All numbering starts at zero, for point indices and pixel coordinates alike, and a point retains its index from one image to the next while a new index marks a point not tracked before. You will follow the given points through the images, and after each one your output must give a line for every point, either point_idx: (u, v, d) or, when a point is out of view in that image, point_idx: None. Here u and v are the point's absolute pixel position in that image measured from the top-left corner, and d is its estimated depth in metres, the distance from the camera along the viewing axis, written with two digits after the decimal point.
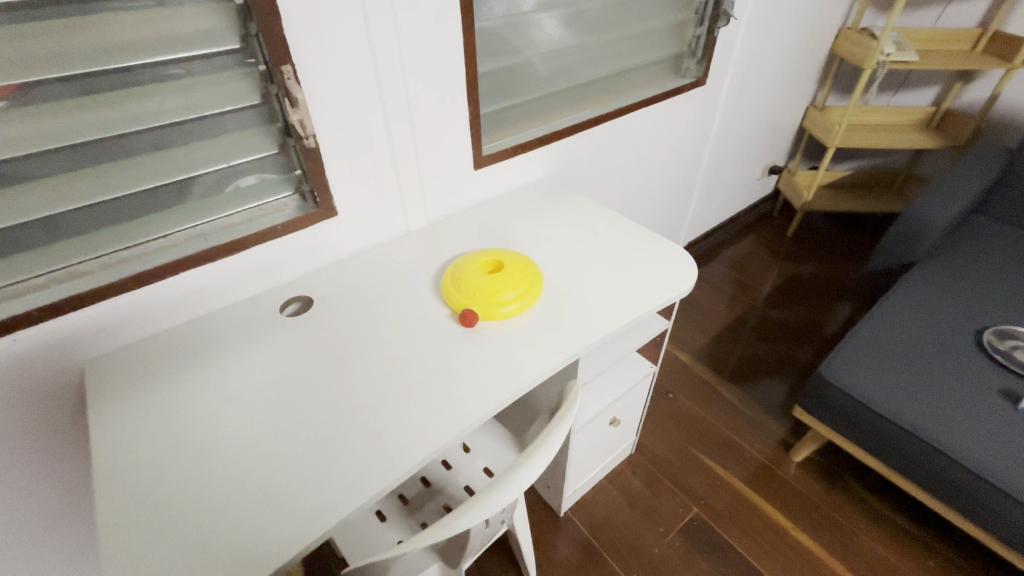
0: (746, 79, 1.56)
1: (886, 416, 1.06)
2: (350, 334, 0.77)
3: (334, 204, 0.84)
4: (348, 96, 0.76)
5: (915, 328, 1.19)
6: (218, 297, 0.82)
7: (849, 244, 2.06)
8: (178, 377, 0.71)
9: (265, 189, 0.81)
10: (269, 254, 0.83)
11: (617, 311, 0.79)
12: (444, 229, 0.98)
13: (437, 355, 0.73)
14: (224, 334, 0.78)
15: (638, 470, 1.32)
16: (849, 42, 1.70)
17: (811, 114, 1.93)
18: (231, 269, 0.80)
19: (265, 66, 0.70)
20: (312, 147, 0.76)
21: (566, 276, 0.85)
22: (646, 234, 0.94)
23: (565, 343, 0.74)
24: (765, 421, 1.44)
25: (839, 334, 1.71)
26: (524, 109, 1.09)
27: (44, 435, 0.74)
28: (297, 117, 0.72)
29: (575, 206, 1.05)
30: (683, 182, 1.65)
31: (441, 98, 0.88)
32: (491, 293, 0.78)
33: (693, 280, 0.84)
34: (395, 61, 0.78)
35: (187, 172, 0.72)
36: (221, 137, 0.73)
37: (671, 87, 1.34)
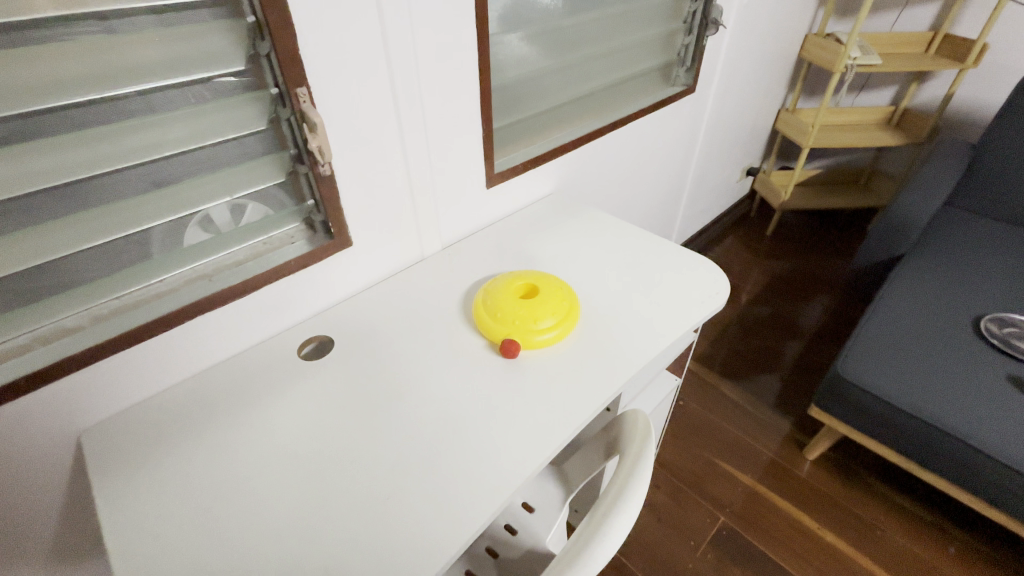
0: (729, 84, 1.59)
1: (905, 410, 1.08)
2: (384, 373, 0.72)
3: (349, 235, 0.78)
4: (365, 117, 0.71)
5: (915, 319, 1.23)
6: (223, 344, 0.73)
7: (825, 239, 2.14)
8: (193, 441, 0.63)
9: (273, 222, 0.74)
10: (280, 293, 0.76)
11: (660, 330, 0.76)
12: (461, 252, 0.94)
13: (483, 391, 0.68)
14: (238, 386, 0.70)
15: (659, 482, 1.30)
16: (816, 46, 1.77)
17: (784, 116, 1.99)
18: (239, 313, 0.73)
19: (276, 89, 0.64)
20: (327, 174, 0.70)
21: (601, 295, 0.83)
22: (670, 248, 0.93)
23: (614, 368, 0.71)
24: (773, 420, 1.45)
25: (828, 325, 1.77)
26: (530, 124, 1.07)
27: (43, 500, 0.66)
28: (315, 143, 0.66)
29: (591, 220, 1.02)
30: (673, 187, 1.67)
31: (456, 114, 0.83)
32: (530, 319, 0.74)
33: (727, 292, 0.84)
34: (413, 81, 0.74)
35: (188, 210, 0.65)
36: (225, 168, 0.66)
37: (663, 96, 1.35)
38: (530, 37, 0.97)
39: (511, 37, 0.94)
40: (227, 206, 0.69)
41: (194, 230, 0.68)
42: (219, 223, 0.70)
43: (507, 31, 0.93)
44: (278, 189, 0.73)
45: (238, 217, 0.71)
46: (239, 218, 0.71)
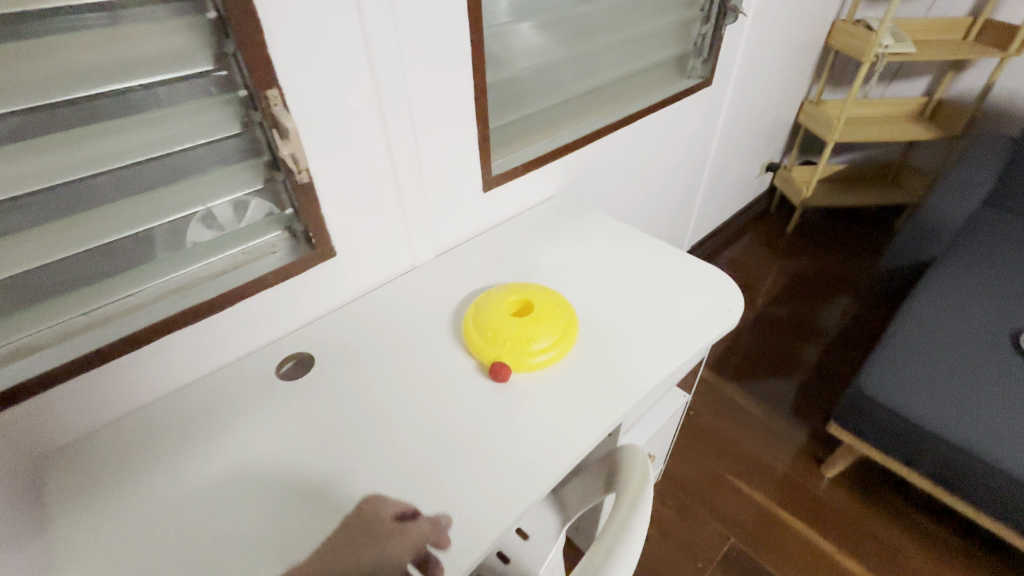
0: (749, 75, 1.49)
1: (933, 432, 1.00)
2: (367, 394, 0.67)
3: (332, 245, 0.73)
4: (345, 120, 0.65)
5: (946, 332, 1.14)
6: (200, 361, 0.70)
7: (849, 238, 2.03)
8: (163, 468, 0.60)
9: (251, 232, 0.69)
10: (259, 307, 0.71)
11: (666, 354, 0.70)
12: (455, 260, 0.88)
13: (470, 419, 0.63)
14: (215, 407, 0.67)
15: (666, 496, 1.24)
16: (845, 33, 1.66)
17: (807, 109, 1.88)
18: (217, 328, 0.69)
19: (245, 92, 0.59)
20: (305, 183, 0.65)
21: (603, 311, 0.77)
22: (679, 257, 0.87)
23: (614, 394, 0.65)
24: (790, 432, 1.38)
25: (850, 330, 1.67)
26: (532, 122, 1.01)
27: None
28: (286, 150, 0.61)
29: (595, 225, 0.96)
30: (688, 184, 1.58)
31: (447, 113, 0.77)
32: (522, 340, 0.68)
33: (740, 308, 0.77)
34: (398, 80, 0.68)
35: (157, 221, 0.60)
36: (196, 177, 0.61)
37: (677, 89, 1.27)
38: (536, 28, 0.90)
39: (511, 29, 0.87)
40: (231, 201, 0.65)
41: (196, 227, 0.65)
42: (221, 221, 0.66)
43: (506, 23, 0.86)
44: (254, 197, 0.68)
45: (240, 214, 0.67)
46: (242, 216, 0.68)
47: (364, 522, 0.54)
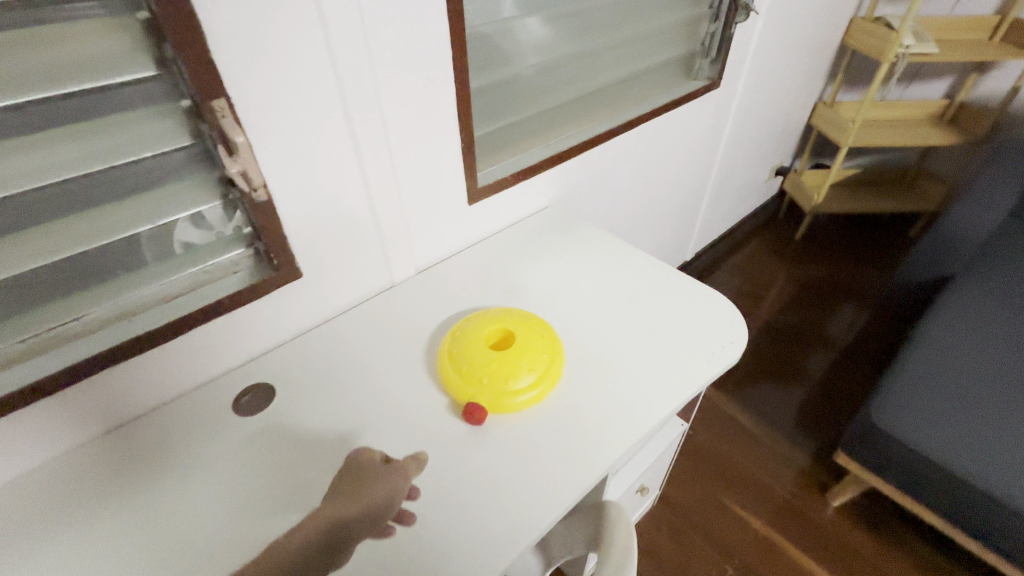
0: (760, 77, 1.41)
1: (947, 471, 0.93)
2: (332, 434, 0.61)
3: (297, 266, 0.67)
4: (308, 132, 0.59)
5: (963, 357, 1.07)
6: (146, 395, 0.63)
7: (861, 247, 1.95)
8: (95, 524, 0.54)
9: (207, 251, 0.62)
10: (217, 334, 0.65)
11: (659, 393, 0.64)
12: (437, 278, 0.82)
13: (442, 466, 0.57)
14: (163, 449, 0.61)
15: (662, 523, 1.18)
16: (863, 32, 1.57)
17: (821, 111, 1.79)
18: (166, 358, 0.62)
19: (189, 102, 0.53)
20: (262, 201, 0.59)
21: (592, 340, 0.70)
22: (679, 280, 0.80)
23: (601, 439, 0.59)
24: (794, 455, 1.31)
25: (860, 345, 1.59)
26: (524, 128, 0.94)
27: None
28: (237, 168, 0.55)
29: (590, 241, 0.89)
30: (692, 191, 1.51)
31: (426, 122, 0.71)
32: (502, 377, 0.62)
33: (744, 340, 0.70)
34: (366, 86, 0.62)
35: (102, 240, 0.54)
36: (138, 194, 0.55)
37: (683, 91, 1.19)
38: (541, 22, 0.86)
39: (501, 28, 0.80)
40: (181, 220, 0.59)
41: (184, 227, 0.60)
42: (211, 221, 0.61)
43: (495, 21, 0.79)
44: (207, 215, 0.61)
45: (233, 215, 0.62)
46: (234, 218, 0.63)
47: (348, 467, 0.53)
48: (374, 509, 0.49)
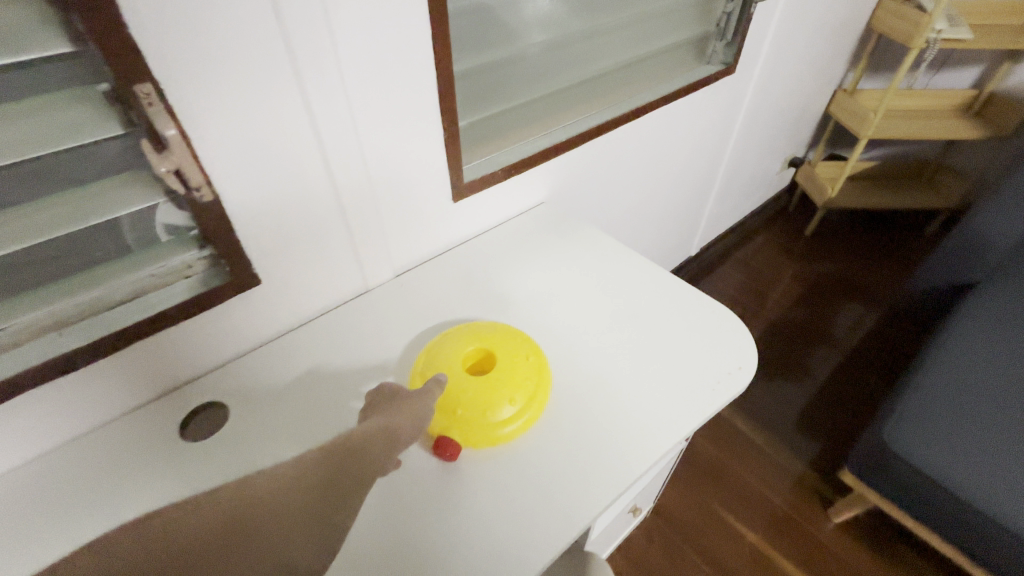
0: (778, 62, 1.31)
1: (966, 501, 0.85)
2: (300, 443, 0.57)
3: (255, 272, 0.61)
4: (258, 122, 0.51)
5: (986, 373, 0.99)
6: (82, 415, 0.57)
7: (873, 244, 1.86)
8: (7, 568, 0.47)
9: (151, 254, 0.54)
10: (164, 346, 0.58)
11: (655, 427, 0.57)
12: (417, 283, 0.76)
13: (408, 508, 0.51)
14: (95, 475, 0.54)
15: (654, 535, 1.14)
16: (891, 14, 1.45)
17: (839, 99, 1.69)
18: (103, 375, 0.55)
19: (108, 85, 0.44)
20: (207, 201, 0.51)
21: (583, 362, 0.64)
22: (683, 292, 0.73)
23: (588, 480, 0.53)
24: (794, 465, 1.26)
25: (869, 349, 1.52)
26: (517, 116, 0.86)
27: None
28: (166, 167, 0.47)
29: (586, 242, 0.82)
30: (699, 184, 1.43)
31: (401, 111, 0.63)
32: (482, 408, 0.55)
33: (752, 365, 0.63)
34: (327, 69, 0.53)
35: (18, 244, 0.45)
36: (60, 193, 0.46)
37: (695, 76, 1.09)
38: None
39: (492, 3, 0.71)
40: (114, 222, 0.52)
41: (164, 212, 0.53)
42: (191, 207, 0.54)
43: None
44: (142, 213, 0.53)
45: None
46: None
47: (374, 399, 0.53)
48: (411, 418, 0.49)
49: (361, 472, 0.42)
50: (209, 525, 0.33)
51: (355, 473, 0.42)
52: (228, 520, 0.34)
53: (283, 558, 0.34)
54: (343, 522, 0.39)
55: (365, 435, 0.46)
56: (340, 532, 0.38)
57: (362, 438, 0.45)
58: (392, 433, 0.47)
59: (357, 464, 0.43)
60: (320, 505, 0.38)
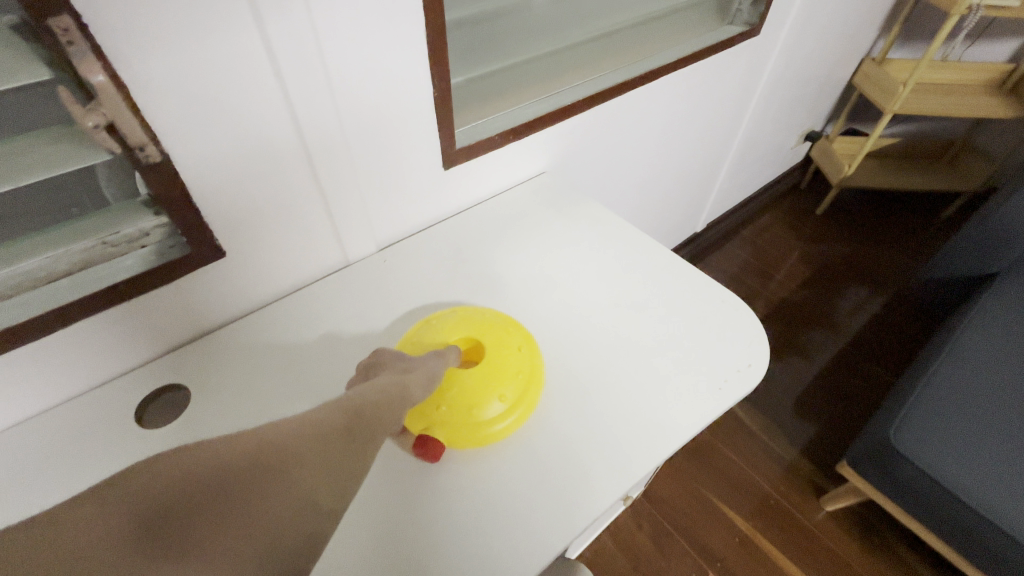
0: (806, 25, 1.21)
1: (970, 506, 0.81)
2: (314, 396, 0.55)
3: (219, 243, 0.54)
4: (213, 72, 0.44)
5: (1002, 371, 0.94)
6: (25, 399, 0.51)
7: (886, 227, 1.79)
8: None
9: (100, 220, 0.48)
10: (118, 324, 0.53)
11: (653, 428, 0.53)
12: (403, 259, 0.70)
13: (378, 512, 0.47)
14: (32, 466, 0.49)
15: (642, 519, 1.13)
16: None
17: (867, 68, 1.58)
18: (46, 354, 0.50)
19: (17, 16, 0.35)
20: (154, 163, 0.45)
21: (578, 355, 0.59)
22: (693, 279, 0.67)
23: (577, 487, 0.48)
24: (789, 452, 1.24)
25: (874, 336, 1.48)
26: (519, 74, 0.78)
27: None
28: (93, 122, 0.40)
29: (589, 220, 0.75)
30: (711, 156, 1.35)
31: (383, 63, 0.55)
32: (469, 403, 0.51)
33: (764, 363, 0.58)
34: (293, 6, 0.45)
35: None
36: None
37: (716, 37, 1.00)
38: None
39: None
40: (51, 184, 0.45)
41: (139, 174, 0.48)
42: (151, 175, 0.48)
43: None
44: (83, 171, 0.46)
45: None
46: None
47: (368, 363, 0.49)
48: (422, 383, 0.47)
49: (379, 426, 0.40)
50: (230, 460, 0.31)
51: (370, 424, 0.39)
52: (251, 453, 0.32)
53: (307, 497, 0.32)
54: (363, 466, 0.37)
55: (379, 391, 0.43)
56: (359, 477, 0.36)
57: (376, 395, 0.42)
58: (407, 391, 0.45)
59: (373, 418, 0.40)
60: (342, 446, 0.36)
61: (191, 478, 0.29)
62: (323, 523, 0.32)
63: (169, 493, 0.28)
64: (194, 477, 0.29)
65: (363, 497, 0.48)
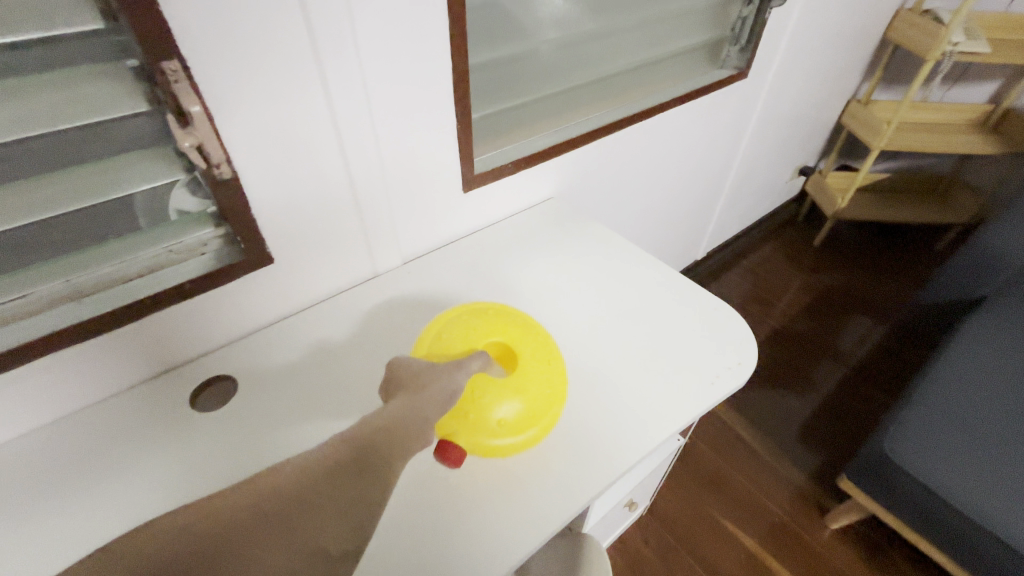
0: (791, 70, 1.32)
1: (963, 511, 0.84)
2: (348, 391, 0.61)
3: (268, 251, 0.62)
4: (278, 106, 0.53)
5: (992, 387, 0.98)
6: (99, 383, 0.59)
7: (882, 257, 1.86)
8: (14, 528, 0.49)
9: (172, 228, 0.56)
10: (179, 318, 0.60)
11: (653, 417, 0.58)
12: (425, 271, 0.77)
13: (407, 484, 0.53)
14: (103, 443, 0.56)
15: (649, 534, 1.15)
16: (909, 25, 1.46)
17: (853, 108, 1.69)
18: (120, 343, 0.57)
19: (133, 62, 0.46)
20: (226, 179, 0.53)
21: (584, 356, 0.65)
22: (689, 290, 0.74)
23: (584, 467, 0.54)
24: (792, 472, 1.26)
25: (873, 362, 1.52)
26: (529, 112, 0.87)
27: None
28: (190, 142, 0.48)
29: (594, 238, 0.83)
30: (709, 187, 1.44)
31: (415, 100, 0.64)
32: (485, 410, 0.53)
33: (753, 362, 0.64)
34: (346, 53, 0.55)
35: (52, 212, 0.47)
36: (16, 180, 0.45)
37: (706, 80, 1.10)
38: None
39: None
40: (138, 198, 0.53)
41: (181, 193, 0.55)
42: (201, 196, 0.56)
43: None
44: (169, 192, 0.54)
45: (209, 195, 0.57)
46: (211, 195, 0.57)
47: (392, 377, 0.50)
48: (438, 407, 0.46)
49: (391, 448, 0.42)
50: (231, 519, 0.35)
51: (379, 460, 0.41)
52: (249, 512, 0.35)
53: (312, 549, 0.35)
54: (373, 512, 0.38)
55: (394, 418, 0.44)
56: (371, 518, 0.38)
57: (390, 420, 0.44)
58: (423, 416, 0.45)
59: (386, 445, 0.42)
60: (351, 494, 0.38)
61: (192, 541, 0.33)
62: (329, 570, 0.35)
63: (176, 548, 0.33)
64: (195, 536, 0.33)
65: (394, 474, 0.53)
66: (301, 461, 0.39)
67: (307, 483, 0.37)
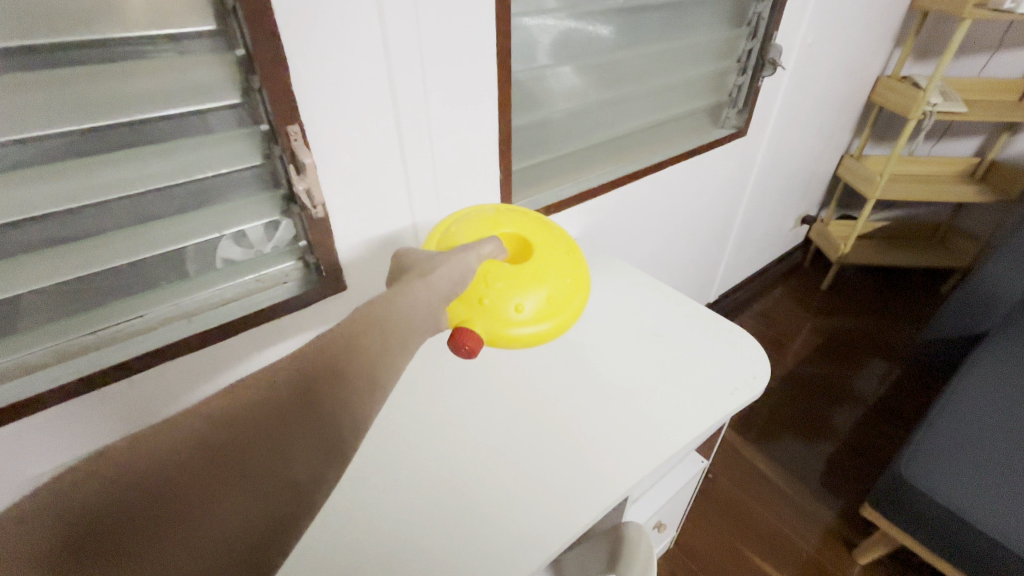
0: (786, 128, 1.47)
1: (983, 532, 0.87)
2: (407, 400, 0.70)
3: (342, 279, 0.73)
4: (365, 160, 0.67)
5: (1001, 412, 1.02)
6: (196, 391, 0.68)
7: (889, 300, 1.93)
8: None
9: (267, 259, 0.68)
10: (262, 336, 0.70)
11: (680, 421, 0.66)
12: None
13: (464, 477, 0.60)
14: None
15: (678, 568, 1.16)
16: (889, 89, 1.62)
17: (846, 162, 1.83)
18: (218, 355, 0.67)
19: (266, 126, 0.59)
20: (320, 217, 0.65)
21: (613, 370, 0.73)
22: (704, 314, 0.82)
23: (622, 464, 0.61)
24: (817, 508, 1.28)
25: (890, 400, 1.55)
26: (556, 165, 1.00)
27: None
28: (303, 185, 0.62)
29: (617, 272, 0.93)
30: (717, 233, 1.55)
31: (467, 155, 0.79)
32: (498, 302, 0.63)
33: (766, 375, 0.72)
34: (419, 119, 0.70)
35: (186, 242, 0.60)
36: (162, 219, 0.57)
37: (708, 139, 1.24)
38: (575, 71, 0.91)
39: (560, 70, 0.89)
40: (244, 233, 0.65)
41: (227, 245, 0.64)
42: (251, 239, 0.65)
43: (555, 63, 0.87)
44: (269, 228, 0.66)
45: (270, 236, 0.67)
46: (272, 235, 0.67)
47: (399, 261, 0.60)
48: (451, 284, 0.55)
49: (389, 328, 0.45)
50: (178, 453, 0.32)
51: (348, 368, 0.40)
52: (199, 445, 0.33)
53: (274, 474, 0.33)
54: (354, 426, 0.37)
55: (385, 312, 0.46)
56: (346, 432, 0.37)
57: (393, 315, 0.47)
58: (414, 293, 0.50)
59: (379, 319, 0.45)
60: (307, 417, 0.36)
61: (137, 480, 0.31)
62: (294, 494, 0.33)
63: (112, 492, 0.31)
64: (144, 474, 0.31)
65: (454, 470, 0.61)
66: (264, 382, 0.38)
67: (255, 410, 0.36)
